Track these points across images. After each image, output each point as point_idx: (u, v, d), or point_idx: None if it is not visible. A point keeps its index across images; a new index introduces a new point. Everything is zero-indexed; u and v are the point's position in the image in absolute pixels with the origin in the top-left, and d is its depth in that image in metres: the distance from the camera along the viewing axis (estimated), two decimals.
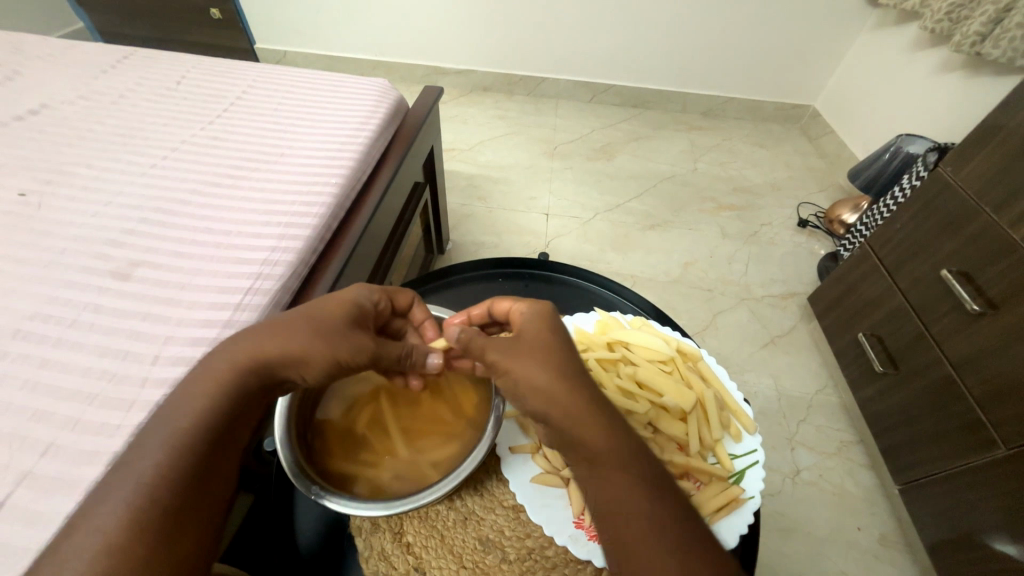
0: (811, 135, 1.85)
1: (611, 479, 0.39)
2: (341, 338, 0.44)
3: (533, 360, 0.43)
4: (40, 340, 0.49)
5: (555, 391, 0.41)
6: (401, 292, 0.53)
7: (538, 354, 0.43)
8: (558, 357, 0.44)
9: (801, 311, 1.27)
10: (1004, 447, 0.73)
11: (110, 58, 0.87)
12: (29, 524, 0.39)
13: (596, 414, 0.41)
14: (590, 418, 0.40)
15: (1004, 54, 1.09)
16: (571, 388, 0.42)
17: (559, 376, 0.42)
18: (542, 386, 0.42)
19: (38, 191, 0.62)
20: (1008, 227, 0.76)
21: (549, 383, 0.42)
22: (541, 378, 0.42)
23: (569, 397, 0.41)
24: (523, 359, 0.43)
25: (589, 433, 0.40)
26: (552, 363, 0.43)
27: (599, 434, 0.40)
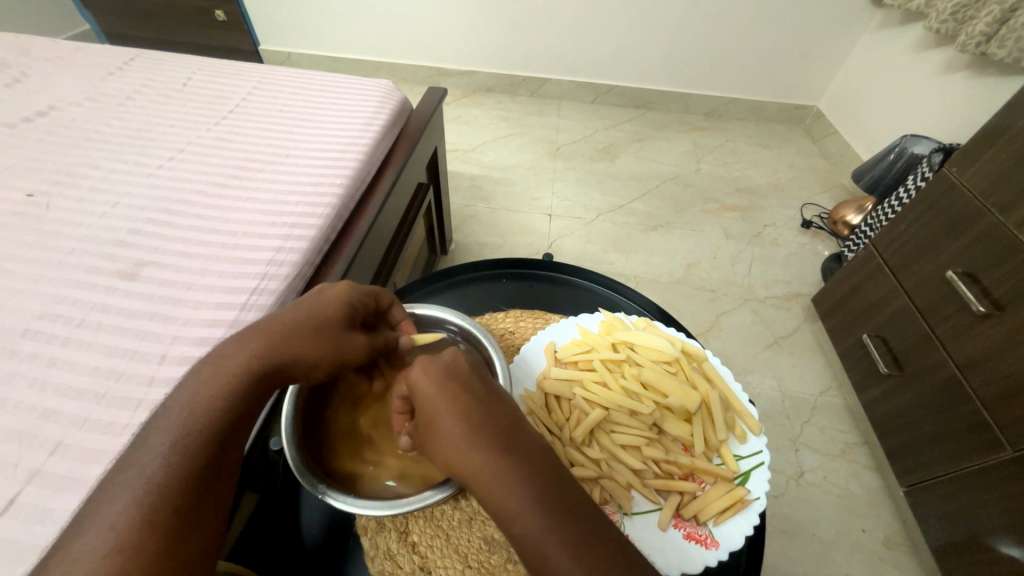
0: (814, 136, 1.85)
1: (540, 560, 0.34)
2: (334, 340, 0.45)
3: (443, 425, 0.38)
4: (49, 340, 0.49)
5: (468, 460, 0.37)
6: (385, 292, 0.52)
7: (446, 417, 0.38)
8: (468, 417, 0.38)
9: (805, 312, 1.27)
10: (1009, 449, 0.73)
11: (117, 60, 0.88)
12: (40, 521, 0.39)
13: (511, 485, 0.36)
14: (505, 489, 0.36)
15: (1010, 54, 1.09)
16: (482, 454, 0.37)
17: (471, 442, 0.37)
18: (456, 458, 0.38)
19: (47, 193, 0.63)
20: (1014, 228, 0.75)
21: (459, 452, 0.37)
22: (454, 447, 0.38)
23: (481, 468, 0.37)
24: (435, 424, 0.39)
25: (507, 509, 0.35)
26: (462, 427, 0.38)
27: (516, 508, 0.35)
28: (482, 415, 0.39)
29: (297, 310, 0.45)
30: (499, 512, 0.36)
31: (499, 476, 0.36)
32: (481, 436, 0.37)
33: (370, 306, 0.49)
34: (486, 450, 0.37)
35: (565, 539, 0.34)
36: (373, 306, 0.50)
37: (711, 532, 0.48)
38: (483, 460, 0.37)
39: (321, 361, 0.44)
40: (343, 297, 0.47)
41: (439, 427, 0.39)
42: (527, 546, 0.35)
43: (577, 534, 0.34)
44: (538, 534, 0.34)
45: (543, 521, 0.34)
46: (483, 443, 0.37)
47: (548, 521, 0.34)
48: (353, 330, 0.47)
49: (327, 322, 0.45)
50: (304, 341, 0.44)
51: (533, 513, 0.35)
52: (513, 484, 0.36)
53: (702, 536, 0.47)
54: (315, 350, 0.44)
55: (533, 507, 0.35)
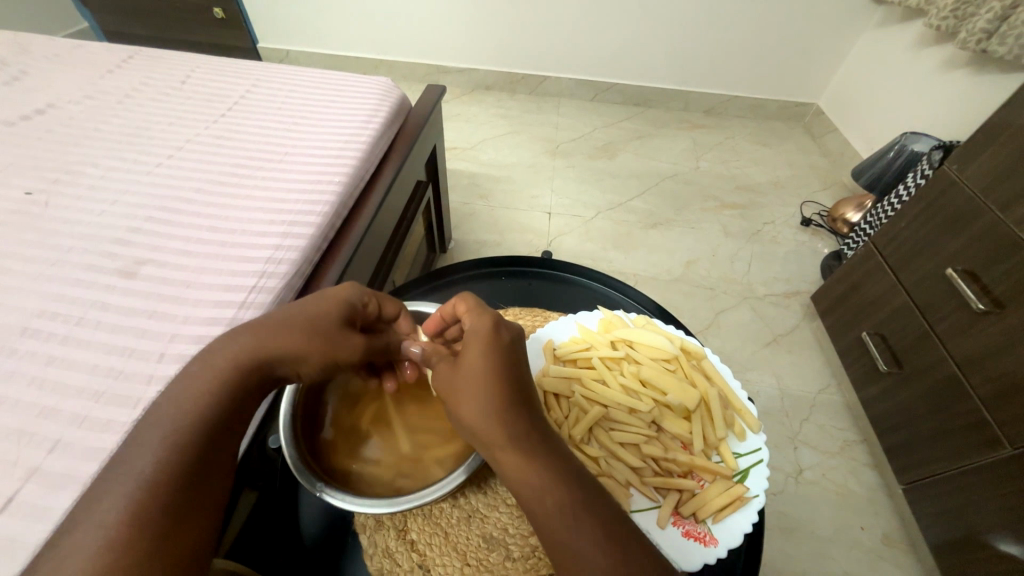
0: (814, 133, 1.85)
1: (554, 528, 0.36)
2: (337, 336, 0.45)
3: (478, 394, 0.40)
4: (47, 338, 0.49)
5: (497, 430, 0.39)
6: (390, 300, 0.50)
7: (481, 387, 0.40)
8: (503, 388, 0.40)
9: (804, 310, 1.27)
10: (1008, 447, 0.72)
11: (114, 58, 0.87)
12: (39, 520, 0.39)
13: (536, 456, 0.38)
14: (530, 460, 0.38)
15: (1010, 51, 1.09)
16: (511, 428, 0.39)
17: (503, 412, 0.40)
18: (485, 426, 0.39)
19: (45, 190, 0.62)
20: (1014, 226, 0.75)
21: (491, 421, 0.39)
22: (485, 416, 0.40)
23: (513, 435, 0.39)
24: (469, 392, 0.41)
25: (529, 478, 0.38)
26: (496, 398, 0.40)
27: (538, 478, 0.38)
28: (514, 389, 0.41)
29: (294, 308, 0.45)
30: (520, 480, 0.38)
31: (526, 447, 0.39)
32: (512, 408, 0.40)
33: (372, 309, 0.49)
34: (516, 423, 0.39)
35: (580, 512, 0.37)
36: (377, 310, 0.49)
37: (710, 529, 0.48)
38: (513, 430, 0.39)
39: (314, 358, 0.44)
40: (341, 296, 0.47)
41: (473, 395, 0.40)
42: (543, 514, 0.37)
43: (590, 508, 0.37)
44: (555, 503, 0.37)
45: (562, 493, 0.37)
46: (513, 416, 0.40)
47: (565, 492, 0.37)
48: (354, 329, 0.47)
49: (322, 320, 0.45)
50: (298, 337, 0.43)
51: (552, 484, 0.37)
52: (537, 456, 0.38)
53: (701, 534, 0.47)
54: (307, 346, 0.43)
55: (553, 478, 0.38)
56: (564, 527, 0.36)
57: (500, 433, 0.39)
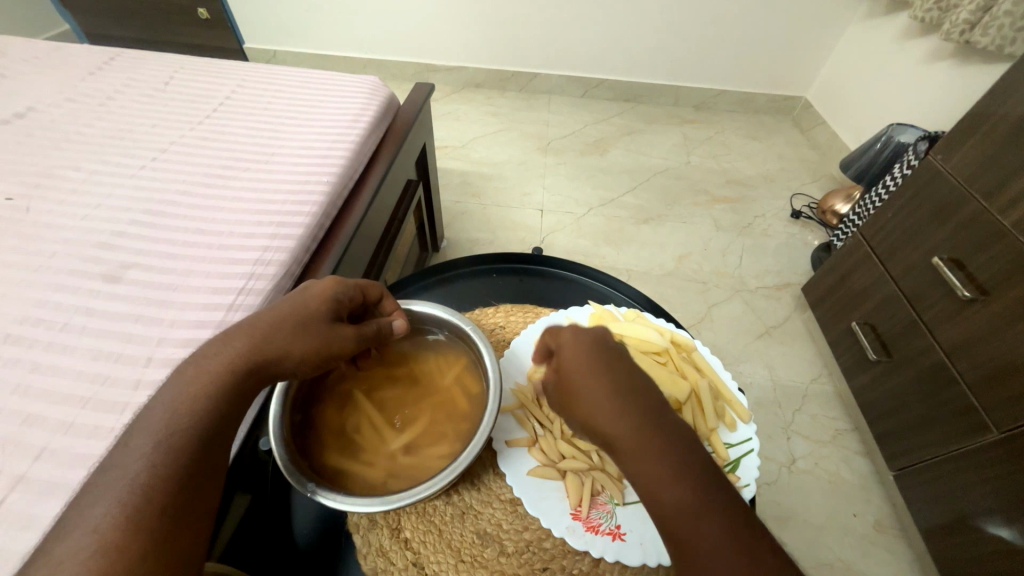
0: (802, 126, 1.86)
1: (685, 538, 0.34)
2: (326, 330, 0.45)
3: (590, 384, 0.40)
4: (31, 344, 0.49)
5: (614, 422, 0.38)
6: (372, 284, 0.51)
7: (594, 377, 0.40)
8: (614, 380, 0.40)
9: (795, 302, 1.28)
10: (996, 431, 0.74)
11: (97, 60, 0.86)
12: (24, 527, 0.39)
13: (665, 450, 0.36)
14: (654, 453, 0.36)
15: (992, 42, 1.09)
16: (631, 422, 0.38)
17: (618, 399, 0.39)
18: (602, 416, 0.39)
19: (26, 195, 0.62)
20: (997, 214, 0.76)
21: (605, 414, 0.38)
22: (595, 408, 0.39)
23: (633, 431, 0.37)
24: (583, 385, 0.40)
25: (654, 469, 0.36)
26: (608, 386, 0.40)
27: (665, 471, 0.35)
28: (627, 382, 0.40)
29: (284, 306, 0.45)
30: (644, 477, 0.36)
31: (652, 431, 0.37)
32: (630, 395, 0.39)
33: (356, 299, 0.49)
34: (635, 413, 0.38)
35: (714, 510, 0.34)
36: (360, 299, 0.50)
37: None
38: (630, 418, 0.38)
39: (306, 353, 0.44)
40: (329, 290, 0.47)
41: (587, 391, 0.40)
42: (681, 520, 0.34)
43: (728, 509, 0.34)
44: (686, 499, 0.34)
45: (693, 487, 0.35)
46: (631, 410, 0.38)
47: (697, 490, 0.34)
48: (340, 324, 0.47)
49: (310, 317, 0.45)
50: (289, 334, 0.43)
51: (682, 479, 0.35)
52: (663, 446, 0.36)
53: None
54: (298, 344, 0.43)
55: (685, 471, 0.35)
56: (690, 516, 0.34)
57: (620, 421, 0.38)
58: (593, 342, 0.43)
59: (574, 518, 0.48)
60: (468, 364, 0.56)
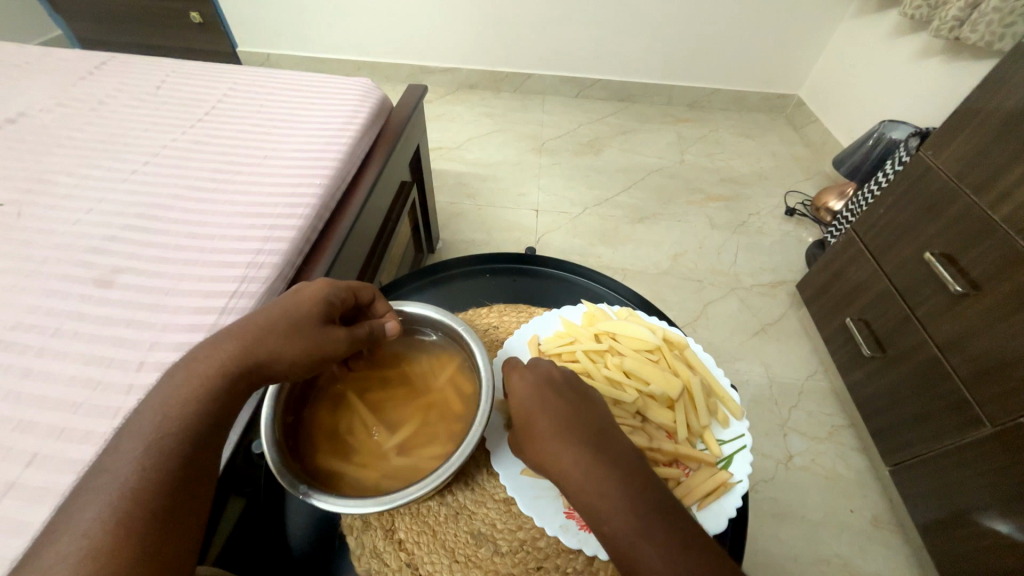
0: (796, 124, 1.87)
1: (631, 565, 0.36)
2: (317, 333, 0.45)
3: (540, 421, 0.42)
4: (22, 350, 0.48)
5: (564, 461, 0.40)
6: (364, 286, 0.51)
7: (543, 414, 0.42)
8: (559, 415, 0.42)
9: (790, 299, 1.29)
10: (989, 425, 0.74)
11: (87, 65, 0.86)
12: (15, 534, 0.39)
13: (612, 484, 0.38)
14: (600, 486, 0.38)
15: (981, 38, 1.10)
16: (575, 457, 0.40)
17: (568, 434, 0.41)
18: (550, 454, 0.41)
19: (16, 201, 0.61)
20: (988, 209, 0.77)
21: (553, 450, 0.41)
22: (544, 445, 0.41)
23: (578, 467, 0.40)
24: (532, 423, 0.42)
25: (602, 501, 0.38)
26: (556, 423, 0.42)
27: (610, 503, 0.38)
28: (576, 418, 0.42)
29: (274, 309, 0.45)
30: (591, 509, 0.39)
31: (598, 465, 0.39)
32: (577, 430, 0.42)
33: (348, 301, 0.49)
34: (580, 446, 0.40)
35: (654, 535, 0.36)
36: (352, 301, 0.49)
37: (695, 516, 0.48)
38: (578, 453, 0.40)
39: (297, 356, 0.43)
40: (320, 292, 0.46)
41: (537, 429, 0.42)
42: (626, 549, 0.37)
43: (669, 533, 0.37)
44: (631, 529, 0.37)
45: (634, 513, 0.37)
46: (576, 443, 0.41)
47: (638, 520, 0.37)
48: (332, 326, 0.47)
49: (300, 319, 0.44)
50: (279, 338, 0.43)
51: (628, 509, 0.38)
52: (609, 480, 0.39)
53: None
54: (288, 347, 0.43)
55: (630, 502, 0.38)
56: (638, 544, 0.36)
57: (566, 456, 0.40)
58: (544, 381, 0.45)
59: (567, 516, 0.47)
60: (463, 366, 0.55)
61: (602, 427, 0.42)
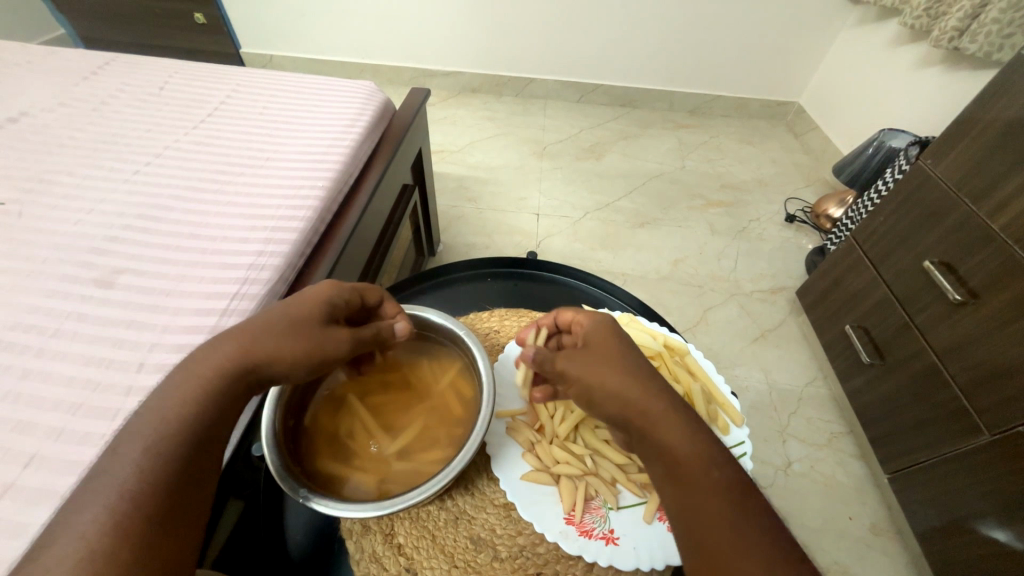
0: (796, 131, 1.88)
1: (702, 507, 0.35)
2: (318, 334, 0.44)
3: (625, 367, 0.42)
4: (22, 350, 0.48)
5: (642, 398, 0.40)
6: (371, 288, 0.51)
7: (627, 363, 0.43)
8: (643, 369, 0.42)
9: (790, 305, 1.29)
10: (987, 433, 0.74)
11: (91, 65, 0.86)
12: (11, 535, 0.38)
13: (689, 426, 0.38)
14: (688, 435, 0.38)
15: (981, 48, 1.11)
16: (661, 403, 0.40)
17: (654, 383, 0.41)
18: (635, 396, 0.40)
19: (18, 200, 0.61)
20: (987, 218, 0.77)
21: (641, 392, 0.40)
22: (629, 387, 0.41)
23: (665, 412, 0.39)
24: (616, 368, 0.42)
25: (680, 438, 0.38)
26: (641, 372, 0.42)
27: (698, 451, 0.37)
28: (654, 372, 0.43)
29: (276, 310, 0.45)
30: (678, 454, 0.37)
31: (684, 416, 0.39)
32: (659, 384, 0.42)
33: (352, 302, 0.49)
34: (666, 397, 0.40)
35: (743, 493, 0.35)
36: (356, 302, 0.49)
37: None
38: (664, 402, 0.40)
39: (297, 357, 0.43)
40: (323, 294, 0.46)
41: (618, 366, 0.42)
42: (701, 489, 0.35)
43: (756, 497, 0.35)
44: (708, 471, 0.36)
45: (724, 467, 0.36)
46: (662, 394, 0.40)
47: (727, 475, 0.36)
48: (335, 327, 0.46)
49: (301, 320, 0.44)
50: (279, 338, 0.43)
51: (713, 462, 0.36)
52: (695, 433, 0.38)
53: None
54: (287, 347, 0.43)
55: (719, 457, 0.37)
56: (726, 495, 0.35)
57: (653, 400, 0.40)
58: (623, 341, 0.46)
59: (567, 523, 0.47)
60: (465, 370, 0.55)
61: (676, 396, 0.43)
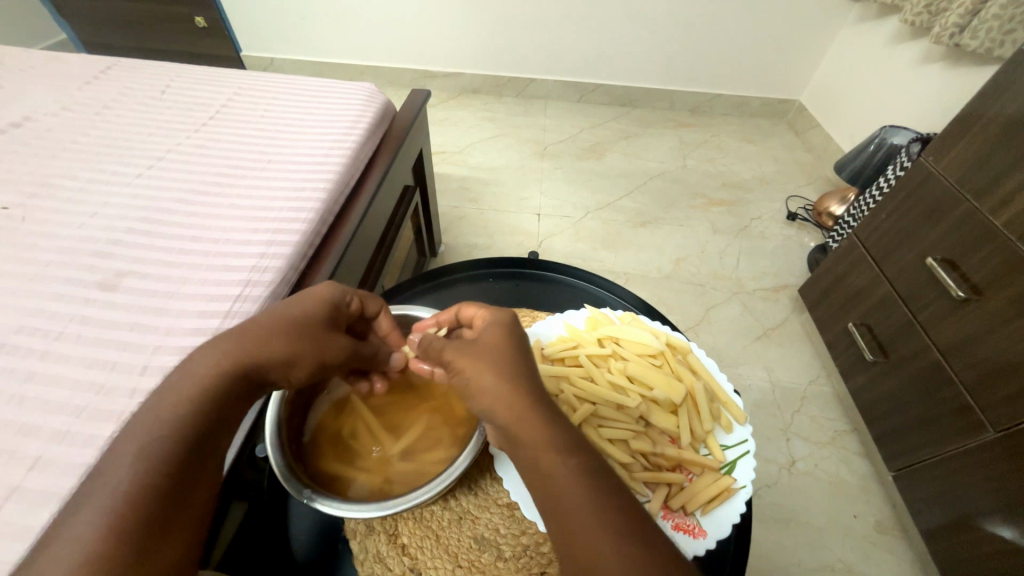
0: (797, 129, 1.87)
1: (567, 519, 0.34)
2: (317, 340, 0.45)
3: (495, 365, 0.40)
4: (26, 353, 0.49)
5: (510, 407, 0.38)
6: (372, 298, 0.51)
7: (500, 360, 0.40)
8: (518, 365, 0.40)
9: (792, 303, 1.29)
10: (992, 430, 0.74)
11: (93, 70, 0.86)
12: (17, 538, 0.39)
13: (555, 423, 0.37)
14: (549, 436, 0.36)
15: (982, 44, 1.10)
16: (527, 403, 0.38)
17: (522, 382, 0.39)
18: (501, 398, 0.38)
19: (22, 205, 0.62)
20: (990, 214, 0.77)
21: (506, 394, 0.38)
22: (497, 387, 0.39)
23: (528, 412, 0.38)
24: (488, 365, 0.40)
25: (544, 451, 0.36)
26: (512, 370, 0.40)
27: (557, 454, 0.36)
28: (529, 368, 0.41)
29: (275, 312, 0.45)
30: (536, 456, 0.36)
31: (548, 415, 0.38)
32: (530, 381, 0.40)
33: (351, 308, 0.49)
34: (533, 395, 0.39)
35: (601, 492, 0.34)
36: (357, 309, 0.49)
37: (699, 522, 0.48)
38: (530, 401, 0.38)
39: (298, 362, 0.44)
40: (321, 297, 0.47)
41: (487, 366, 0.40)
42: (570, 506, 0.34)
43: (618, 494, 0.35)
44: (574, 479, 0.35)
45: (584, 469, 0.35)
46: (530, 393, 0.39)
47: (585, 475, 0.35)
48: (333, 332, 0.47)
49: (304, 321, 0.45)
50: (279, 342, 0.43)
51: (573, 460, 0.35)
52: (558, 433, 0.37)
53: (690, 526, 0.48)
54: (291, 350, 0.43)
55: (578, 457, 0.36)
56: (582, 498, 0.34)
57: (517, 400, 0.38)
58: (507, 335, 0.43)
59: None
60: None
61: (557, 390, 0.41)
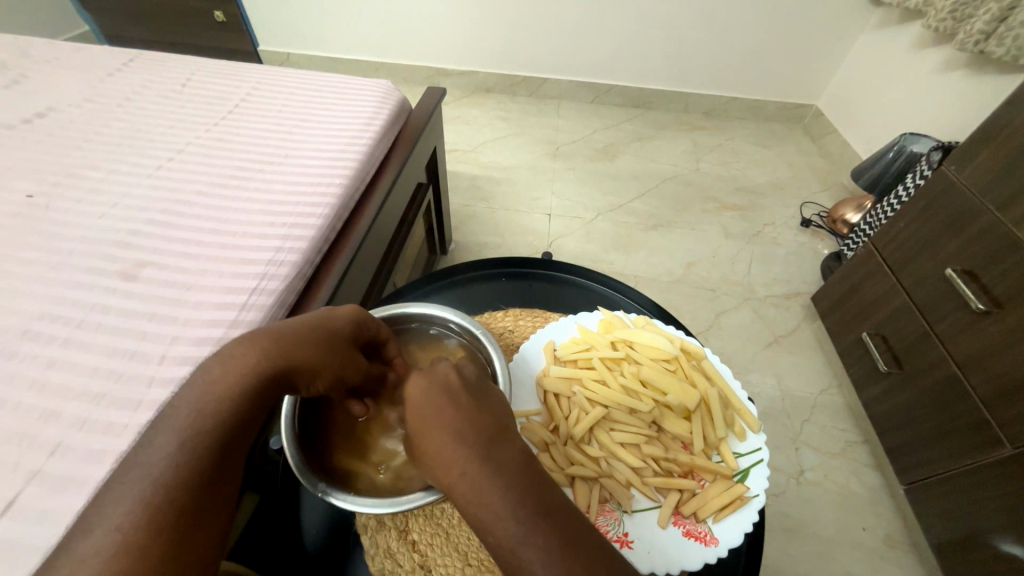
0: (813, 135, 1.85)
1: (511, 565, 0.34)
2: (342, 353, 0.45)
3: (430, 421, 0.39)
4: (49, 340, 0.49)
5: (446, 464, 0.38)
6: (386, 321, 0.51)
7: (434, 415, 0.40)
8: (453, 416, 0.39)
9: (805, 311, 1.27)
10: (1009, 446, 0.73)
11: (116, 62, 0.87)
12: (38, 522, 0.39)
13: (489, 475, 0.36)
14: (483, 491, 0.36)
15: (1008, 52, 1.08)
16: (461, 460, 0.37)
17: (457, 437, 0.38)
18: (438, 455, 0.38)
19: (46, 194, 0.63)
20: (1013, 226, 0.75)
21: (442, 452, 0.38)
22: (434, 446, 0.39)
23: (462, 470, 0.37)
24: (424, 423, 0.40)
25: (485, 513, 0.36)
26: (447, 424, 0.39)
27: (495, 508, 0.35)
28: (468, 415, 0.40)
29: (304, 321, 0.45)
30: (475, 510, 0.36)
31: (483, 468, 0.37)
32: (466, 432, 0.39)
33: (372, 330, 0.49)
34: (468, 449, 0.38)
35: (542, 539, 0.34)
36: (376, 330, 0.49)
37: (710, 529, 0.48)
38: (465, 457, 0.37)
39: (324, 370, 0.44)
40: (348, 316, 0.47)
41: (426, 422, 0.40)
42: (502, 551, 0.34)
43: (559, 536, 0.34)
44: (513, 532, 0.34)
45: (520, 519, 0.35)
46: (462, 447, 0.38)
47: (523, 524, 0.35)
48: (355, 348, 0.47)
49: (335, 334, 0.45)
50: (310, 350, 0.43)
51: (509, 512, 0.35)
52: (494, 486, 0.36)
53: (701, 533, 0.47)
54: (319, 359, 0.44)
55: (513, 507, 0.35)
56: (522, 549, 0.34)
57: (452, 457, 0.37)
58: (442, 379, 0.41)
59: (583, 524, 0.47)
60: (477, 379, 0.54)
61: (498, 431, 0.39)
